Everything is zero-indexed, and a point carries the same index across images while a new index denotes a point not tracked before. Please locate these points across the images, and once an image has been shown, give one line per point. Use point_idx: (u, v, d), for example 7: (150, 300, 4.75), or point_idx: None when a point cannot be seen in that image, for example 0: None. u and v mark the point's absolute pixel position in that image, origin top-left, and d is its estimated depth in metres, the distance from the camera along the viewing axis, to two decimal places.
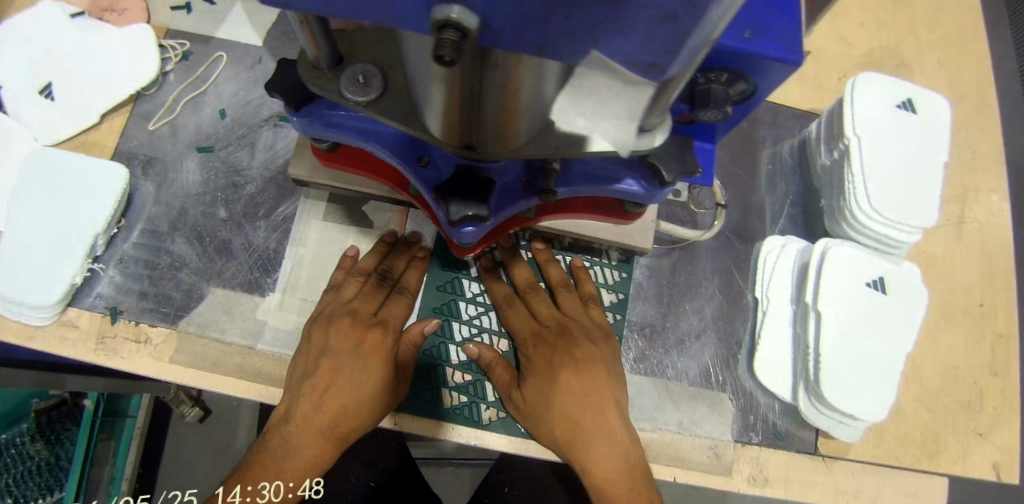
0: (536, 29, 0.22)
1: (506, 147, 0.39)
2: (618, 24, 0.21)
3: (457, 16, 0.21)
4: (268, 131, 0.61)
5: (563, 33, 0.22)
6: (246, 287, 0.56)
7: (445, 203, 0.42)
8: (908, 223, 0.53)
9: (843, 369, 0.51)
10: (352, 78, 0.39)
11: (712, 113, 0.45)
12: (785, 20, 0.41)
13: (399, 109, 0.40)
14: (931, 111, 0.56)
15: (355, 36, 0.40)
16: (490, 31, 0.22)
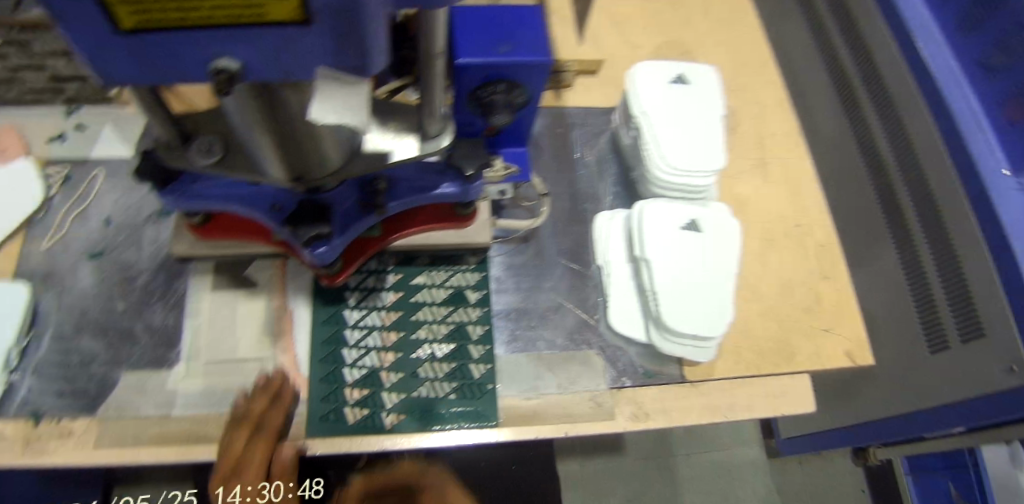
0: (276, 60, 0.33)
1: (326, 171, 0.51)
2: (321, 45, 0.32)
3: (226, 64, 0.32)
4: (151, 226, 0.68)
5: (293, 59, 0.33)
6: (154, 363, 0.61)
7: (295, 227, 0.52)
8: (701, 170, 0.65)
9: (676, 300, 0.61)
10: (199, 149, 0.48)
11: (503, 117, 0.57)
12: (533, 35, 0.55)
13: (240, 164, 0.49)
14: (700, 80, 0.69)
15: (195, 119, 0.50)
16: (252, 69, 0.34)
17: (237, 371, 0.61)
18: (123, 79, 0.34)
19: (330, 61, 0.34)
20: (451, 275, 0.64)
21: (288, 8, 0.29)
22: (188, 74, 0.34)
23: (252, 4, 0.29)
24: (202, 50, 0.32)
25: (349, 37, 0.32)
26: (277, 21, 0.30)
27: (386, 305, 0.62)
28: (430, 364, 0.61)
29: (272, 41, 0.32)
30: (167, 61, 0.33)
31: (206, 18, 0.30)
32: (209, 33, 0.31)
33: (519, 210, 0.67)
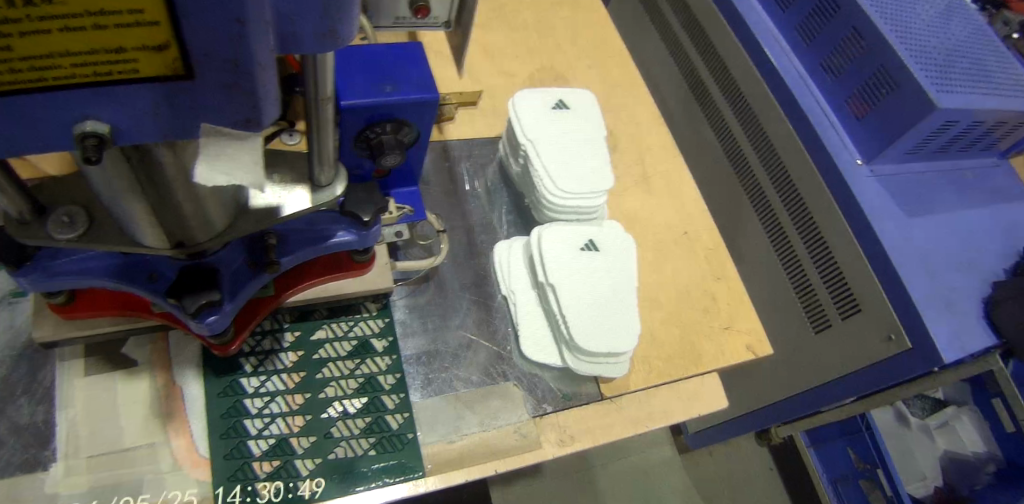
0: (155, 120, 0.32)
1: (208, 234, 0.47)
2: (206, 100, 0.32)
3: (92, 127, 0.31)
4: (3, 310, 0.59)
5: (174, 116, 0.32)
6: (24, 466, 0.54)
7: (177, 298, 0.47)
8: (592, 190, 0.67)
9: (583, 320, 0.63)
10: (58, 221, 0.45)
11: (393, 157, 0.56)
12: (417, 73, 0.55)
13: (108, 233, 0.46)
14: (579, 103, 0.71)
15: (53, 188, 0.47)
16: (126, 131, 0.32)
17: (127, 461, 0.55)
18: None
19: (217, 117, 0.33)
20: (352, 325, 0.61)
21: (165, 60, 0.29)
22: (50, 142, 0.32)
23: (123, 57, 0.28)
24: (66, 114, 0.30)
25: (237, 90, 0.31)
26: (154, 76, 0.29)
27: (286, 367, 0.58)
28: (344, 422, 0.58)
29: (149, 98, 0.31)
30: (26, 127, 0.31)
31: (69, 76, 0.29)
32: (74, 95, 0.29)
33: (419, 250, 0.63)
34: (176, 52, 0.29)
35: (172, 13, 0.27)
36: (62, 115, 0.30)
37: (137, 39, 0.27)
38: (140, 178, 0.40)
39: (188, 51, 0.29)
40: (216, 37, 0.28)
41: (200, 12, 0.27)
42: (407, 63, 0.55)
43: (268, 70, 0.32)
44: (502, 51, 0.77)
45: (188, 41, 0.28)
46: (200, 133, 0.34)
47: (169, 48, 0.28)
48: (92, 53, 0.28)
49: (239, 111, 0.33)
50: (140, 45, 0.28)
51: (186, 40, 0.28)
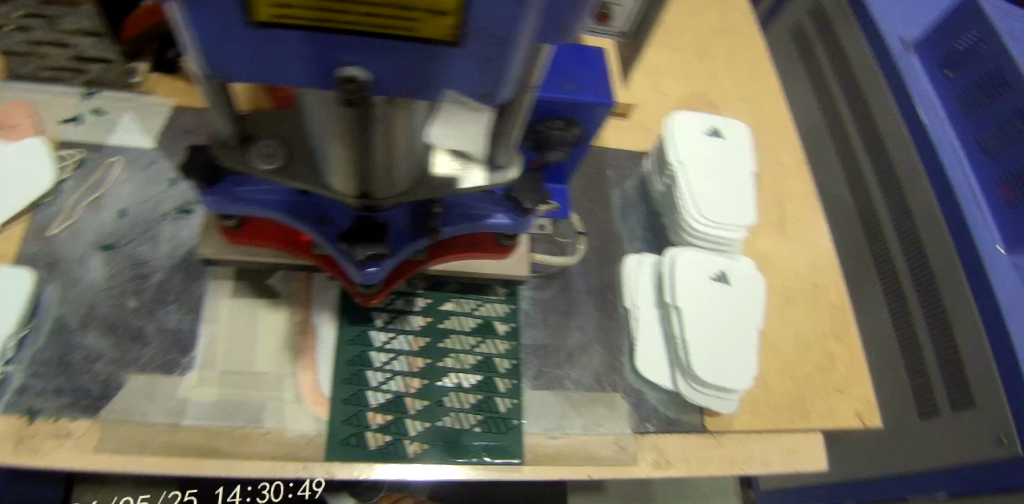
0: (409, 76, 0.34)
1: (392, 190, 0.47)
2: (459, 67, 0.33)
3: (357, 72, 0.32)
4: (169, 224, 0.64)
5: (425, 76, 0.34)
6: (165, 367, 0.58)
7: (349, 245, 0.49)
8: (735, 225, 0.64)
9: (705, 351, 0.61)
10: (260, 151, 0.46)
11: (558, 152, 0.55)
12: (596, 76, 0.54)
13: (302, 171, 0.47)
14: (734, 134, 0.69)
15: (257, 119, 0.48)
16: (378, 82, 0.34)
17: (253, 384, 0.58)
18: (253, 70, 0.33)
19: (463, 84, 0.35)
20: (479, 304, 0.62)
21: (442, 25, 0.30)
22: (310, 79, 0.34)
23: (407, 16, 0.30)
24: (335, 57, 0.32)
25: (492, 64, 0.33)
26: (425, 37, 0.31)
27: (414, 329, 0.60)
28: (457, 394, 0.59)
29: (411, 56, 0.32)
30: (297, 62, 0.33)
31: (352, 24, 0.30)
32: (353, 41, 0.31)
33: (555, 246, 0.66)
34: (454, 20, 0.30)
35: None
36: (335, 58, 0.32)
37: (427, 3, 0.28)
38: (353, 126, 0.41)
39: (467, 21, 0.30)
40: (496, 13, 0.29)
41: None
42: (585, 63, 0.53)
43: (521, 49, 0.33)
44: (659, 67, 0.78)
45: (470, 13, 0.29)
46: (439, 96, 0.36)
47: (450, 15, 0.29)
48: (383, 9, 0.29)
49: (482, 83, 0.34)
50: (427, 9, 0.29)
51: (470, 12, 0.29)
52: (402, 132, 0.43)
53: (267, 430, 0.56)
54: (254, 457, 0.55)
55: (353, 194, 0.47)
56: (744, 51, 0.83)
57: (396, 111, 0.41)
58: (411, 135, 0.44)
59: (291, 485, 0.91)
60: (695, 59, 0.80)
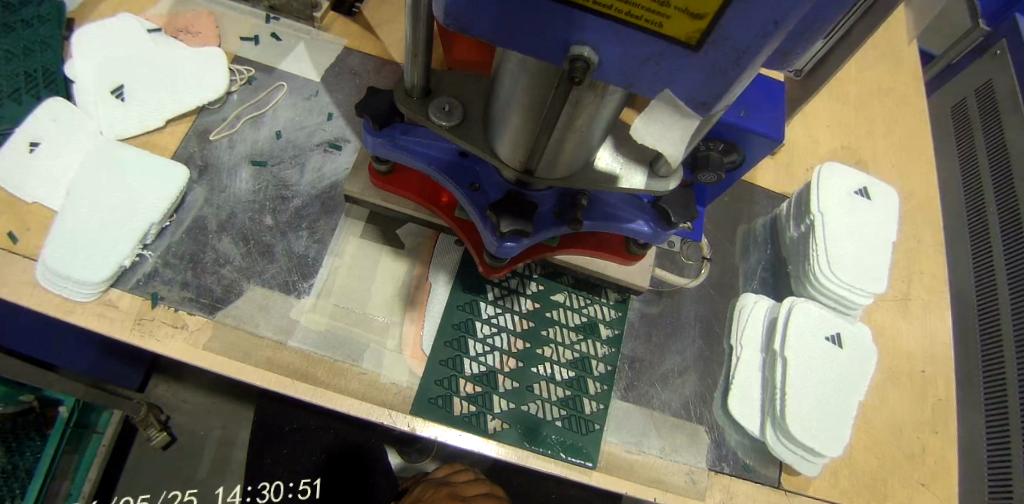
0: (635, 70, 0.31)
1: (554, 173, 0.46)
2: (686, 71, 0.30)
3: (587, 53, 0.30)
4: (318, 154, 0.69)
5: (650, 73, 0.31)
6: (284, 287, 0.61)
7: (496, 217, 0.48)
8: (862, 288, 0.63)
9: (805, 408, 0.59)
10: (439, 107, 0.47)
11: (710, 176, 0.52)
12: (772, 108, 0.52)
13: (473, 136, 0.47)
14: (883, 199, 0.68)
15: (441, 77, 0.49)
16: (603, 66, 0.32)
17: (363, 324, 0.60)
18: (482, 28, 0.32)
19: (683, 90, 0.32)
20: (588, 303, 0.65)
21: (692, 26, 0.27)
22: (536, 49, 0.32)
23: (660, 11, 0.27)
24: (568, 33, 0.30)
25: (723, 75, 0.30)
26: (667, 35, 0.28)
27: (522, 311, 0.63)
28: (547, 384, 0.60)
29: (643, 51, 0.30)
30: (532, 29, 0.31)
31: (601, 4, 0.28)
32: (595, 22, 0.29)
33: (676, 265, 0.69)
34: (706, 24, 0.27)
35: None
36: (565, 36, 0.31)
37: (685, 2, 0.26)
38: (543, 100, 0.40)
39: (718, 25, 0.27)
40: (752, 23, 0.26)
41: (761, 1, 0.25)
42: (762, 96, 0.52)
43: (758, 64, 0.30)
44: (816, 116, 0.83)
45: (727, 19, 0.26)
46: (654, 95, 0.33)
47: (703, 19, 0.27)
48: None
49: (705, 92, 0.31)
50: (684, 8, 0.26)
51: (725, 18, 0.26)
52: (582, 125, 0.41)
53: (363, 371, 0.58)
54: (345, 392, 0.57)
55: (517, 167, 0.47)
56: (903, 119, 0.85)
57: (587, 99, 0.38)
58: (588, 130, 0.42)
59: (291, 486, 0.97)
60: (853, 115, 0.84)
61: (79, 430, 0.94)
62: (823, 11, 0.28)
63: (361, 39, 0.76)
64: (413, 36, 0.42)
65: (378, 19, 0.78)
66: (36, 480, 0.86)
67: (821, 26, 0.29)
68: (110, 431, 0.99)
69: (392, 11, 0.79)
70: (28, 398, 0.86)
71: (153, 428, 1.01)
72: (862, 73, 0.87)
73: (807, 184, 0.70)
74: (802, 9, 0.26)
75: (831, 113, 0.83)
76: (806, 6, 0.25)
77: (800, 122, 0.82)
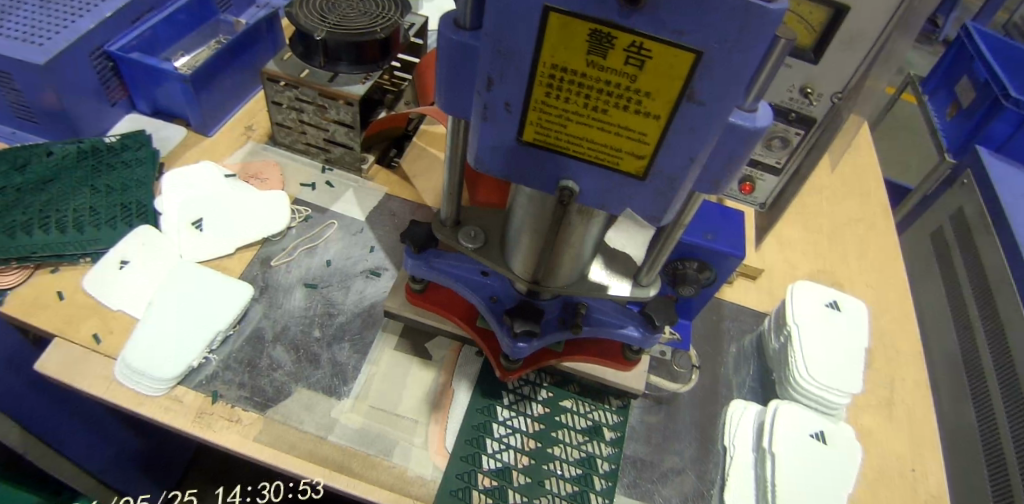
0: (604, 195, 0.43)
1: (556, 281, 0.56)
2: (638, 195, 0.42)
3: (570, 184, 0.43)
4: (360, 279, 0.81)
5: (615, 198, 0.43)
6: (326, 390, 0.71)
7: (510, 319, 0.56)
8: (839, 389, 0.70)
9: (795, 499, 0.64)
10: (466, 233, 0.59)
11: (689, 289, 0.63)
12: (734, 232, 0.63)
13: (491, 255, 0.58)
14: (852, 310, 0.77)
15: (468, 212, 0.61)
16: (583, 195, 0.44)
17: (394, 424, 0.69)
18: (498, 169, 0.45)
19: (639, 208, 0.44)
20: (593, 409, 0.73)
21: (638, 164, 0.40)
22: (535, 183, 0.45)
23: (616, 154, 0.40)
24: (556, 172, 0.43)
25: (665, 196, 0.42)
26: (622, 171, 0.41)
27: (533, 414, 0.71)
28: (557, 480, 0.67)
29: (609, 182, 0.42)
30: (530, 171, 0.44)
31: (578, 151, 0.41)
32: (574, 162, 0.42)
33: (670, 374, 0.77)
34: (647, 162, 0.40)
35: (663, 138, 0.38)
36: (554, 173, 0.43)
37: (631, 147, 0.39)
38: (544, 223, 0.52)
39: (655, 162, 0.40)
40: (677, 160, 0.39)
41: (678, 145, 0.38)
42: (725, 225, 0.63)
43: (688, 188, 0.42)
44: (793, 244, 0.95)
45: (660, 158, 0.39)
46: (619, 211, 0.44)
47: (644, 158, 0.40)
48: (603, 145, 0.40)
49: (656, 209, 0.43)
50: (631, 151, 0.39)
51: (658, 157, 0.39)
52: (575, 240, 0.52)
53: (393, 464, 0.66)
54: (376, 482, 0.64)
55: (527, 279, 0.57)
56: (873, 245, 0.97)
57: (576, 221, 0.50)
58: (580, 246, 0.53)
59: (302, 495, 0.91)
60: (827, 243, 0.96)
61: None
62: (729, 157, 0.40)
63: (399, 186, 0.93)
64: (447, 180, 0.54)
65: (414, 171, 0.95)
66: None
67: (735, 168, 0.41)
68: None
69: (425, 164, 0.96)
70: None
71: None
72: (833, 207, 1.01)
73: (784, 299, 0.80)
74: (708, 150, 0.39)
75: (806, 241, 0.96)
76: (709, 147, 0.38)
77: (779, 249, 0.94)
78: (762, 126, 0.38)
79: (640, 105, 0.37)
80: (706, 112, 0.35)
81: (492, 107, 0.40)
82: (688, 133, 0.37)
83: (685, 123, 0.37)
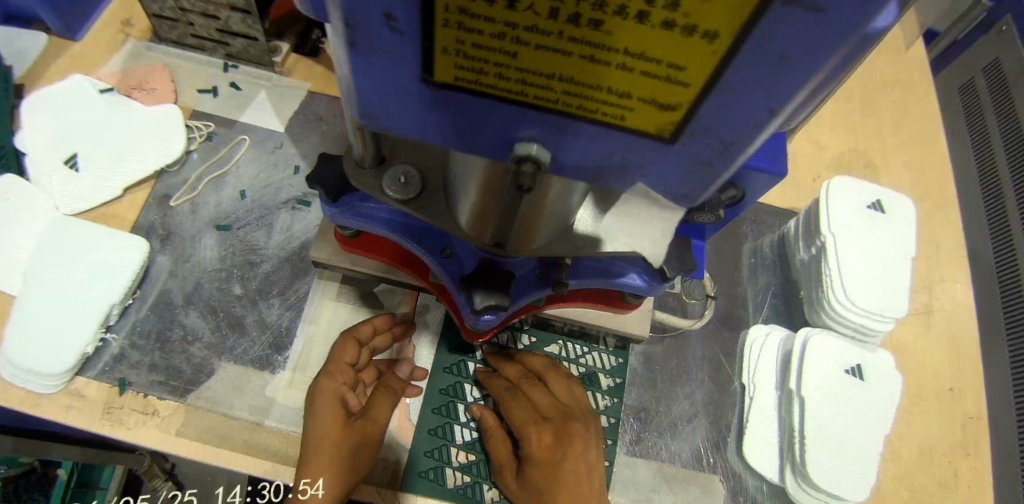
0: (599, 163, 0.25)
1: (531, 244, 0.39)
2: (659, 163, 0.24)
3: (536, 152, 0.24)
4: (286, 212, 0.65)
5: (616, 167, 0.25)
6: (258, 362, 0.58)
7: (467, 291, 0.42)
8: (881, 313, 0.58)
9: (827, 452, 0.54)
10: (393, 178, 0.40)
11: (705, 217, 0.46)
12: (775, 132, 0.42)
13: (435, 209, 0.41)
14: (897, 210, 0.63)
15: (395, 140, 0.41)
16: (559, 163, 0.26)
17: None
18: (406, 124, 0.25)
19: (658, 181, 0.25)
20: (586, 352, 0.61)
21: (662, 119, 0.22)
22: (476, 147, 0.26)
23: (621, 102, 0.21)
24: (510, 130, 0.24)
25: (706, 168, 0.24)
26: (633, 128, 0.22)
27: None
28: None
29: (610, 146, 0.24)
30: (467, 131, 0.25)
31: (548, 100, 0.22)
32: (542, 117, 0.23)
33: (679, 305, 0.64)
34: (679, 115, 0.21)
35: (715, 78, 0.19)
36: (506, 132, 0.25)
37: (650, 90, 0.20)
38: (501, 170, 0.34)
39: (695, 117, 0.21)
40: (738, 113, 0.20)
41: (745, 88, 0.19)
42: None
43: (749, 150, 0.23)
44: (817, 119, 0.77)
45: (705, 110, 0.21)
46: (625, 185, 0.26)
47: (676, 110, 0.21)
48: (595, 89, 0.21)
49: (685, 184, 0.25)
50: (650, 97, 0.21)
51: (701, 111, 0.21)
52: (552, 199, 0.35)
53: None
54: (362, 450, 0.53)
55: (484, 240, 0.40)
56: (914, 112, 0.79)
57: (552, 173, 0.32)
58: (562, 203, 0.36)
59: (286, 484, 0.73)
60: (859, 115, 0.78)
61: (80, 489, 0.88)
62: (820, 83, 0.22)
63: (325, 81, 0.72)
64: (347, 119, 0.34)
65: None
66: None
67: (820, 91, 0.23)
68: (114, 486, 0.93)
69: None
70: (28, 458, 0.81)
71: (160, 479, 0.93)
72: (867, 64, 0.81)
73: (815, 199, 0.65)
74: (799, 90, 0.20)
75: (834, 115, 0.78)
76: (806, 89, 0.19)
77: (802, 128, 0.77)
78: (885, 27, 0.19)
79: (677, 17, 0.17)
80: (821, 30, 0.16)
81: (364, 28, 0.20)
82: (775, 69, 0.18)
83: (773, 50, 0.17)
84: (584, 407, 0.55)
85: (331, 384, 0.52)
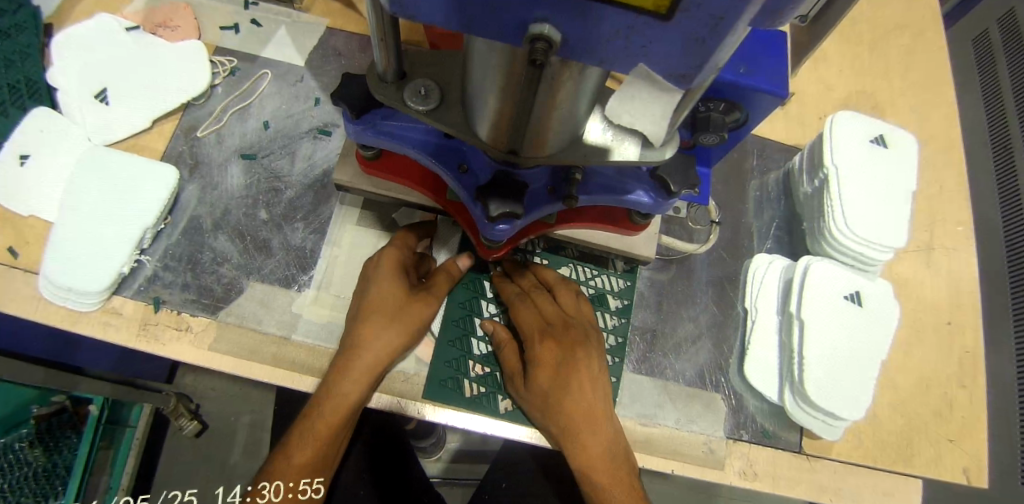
0: (606, 45, 0.27)
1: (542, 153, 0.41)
2: (660, 42, 0.26)
3: (548, 32, 0.26)
4: (307, 142, 0.68)
5: (622, 50, 0.27)
6: (284, 281, 0.61)
7: (484, 200, 0.44)
8: (879, 243, 0.60)
9: (823, 371, 0.57)
10: (414, 91, 0.42)
11: (711, 138, 0.47)
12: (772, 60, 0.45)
13: (453, 120, 0.42)
14: (900, 144, 0.64)
15: (415, 58, 0.44)
16: (570, 47, 0.28)
17: None
18: (430, 8, 0.28)
19: (660, 64, 0.27)
20: (595, 275, 0.64)
21: None
22: (494, 30, 0.28)
23: None
24: (524, 11, 0.26)
25: (701, 45, 0.25)
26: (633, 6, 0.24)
27: None
28: None
29: (615, 26, 0.25)
30: (486, 15, 0.27)
31: None
32: None
33: (685, 230, 0.67)
34: None
35: None
36: (520, 14, 0.26)
37: None
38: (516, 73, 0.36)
39: None
40: None
41: None
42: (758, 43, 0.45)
43: (744, 28, 0.24)
44: (827, 60, 0.78)
45: None
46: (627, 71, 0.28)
47: None
48: None
49: (684, 64, 0.27)
50: None
51: None
52: (563, 103, 0.37)
53: None
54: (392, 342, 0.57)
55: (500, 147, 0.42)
56: (923, 55, 0.79)
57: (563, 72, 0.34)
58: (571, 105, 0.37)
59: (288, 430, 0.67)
60: (868, 57, 0.78)
61: (111, 426, 0.91)
62: None
63: (343, 17, 0.74)
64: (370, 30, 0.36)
65: None
66: (74, 477, 0.83)
67: None
68: (142, 424, 0.96)
69: None
70: (60, 397, 0.84)
71: (184, 419, 0.96)
72: (879, 6, 0.81)
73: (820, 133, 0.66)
74: None
75: (844, 56, 0.78)
76: None
77: (811, 70, 0.78)
78: None
79: None
80: None
81: None
82: None
83: None
84: (588, 320, 0.58)
85: (395, 253, 0.57)
